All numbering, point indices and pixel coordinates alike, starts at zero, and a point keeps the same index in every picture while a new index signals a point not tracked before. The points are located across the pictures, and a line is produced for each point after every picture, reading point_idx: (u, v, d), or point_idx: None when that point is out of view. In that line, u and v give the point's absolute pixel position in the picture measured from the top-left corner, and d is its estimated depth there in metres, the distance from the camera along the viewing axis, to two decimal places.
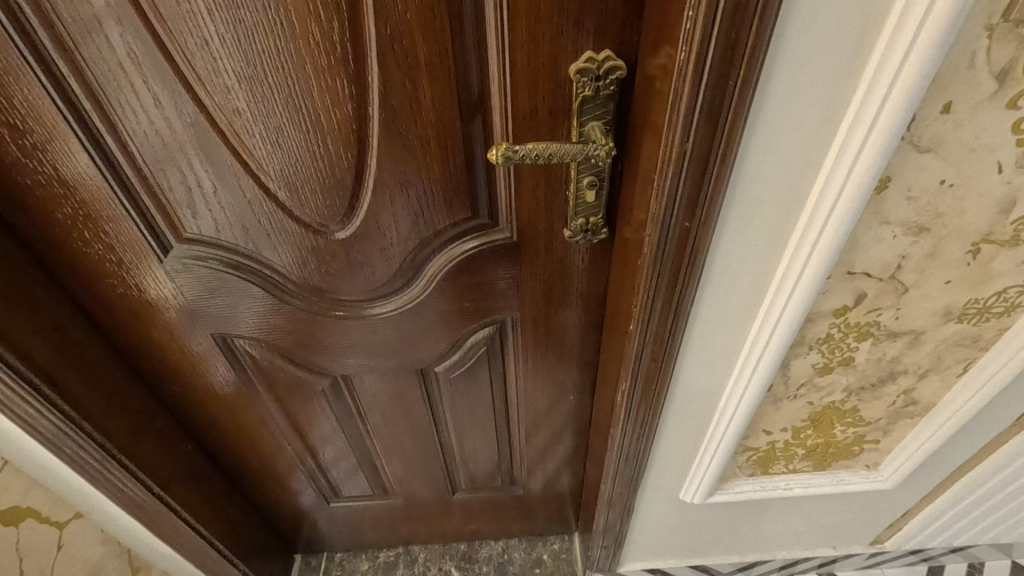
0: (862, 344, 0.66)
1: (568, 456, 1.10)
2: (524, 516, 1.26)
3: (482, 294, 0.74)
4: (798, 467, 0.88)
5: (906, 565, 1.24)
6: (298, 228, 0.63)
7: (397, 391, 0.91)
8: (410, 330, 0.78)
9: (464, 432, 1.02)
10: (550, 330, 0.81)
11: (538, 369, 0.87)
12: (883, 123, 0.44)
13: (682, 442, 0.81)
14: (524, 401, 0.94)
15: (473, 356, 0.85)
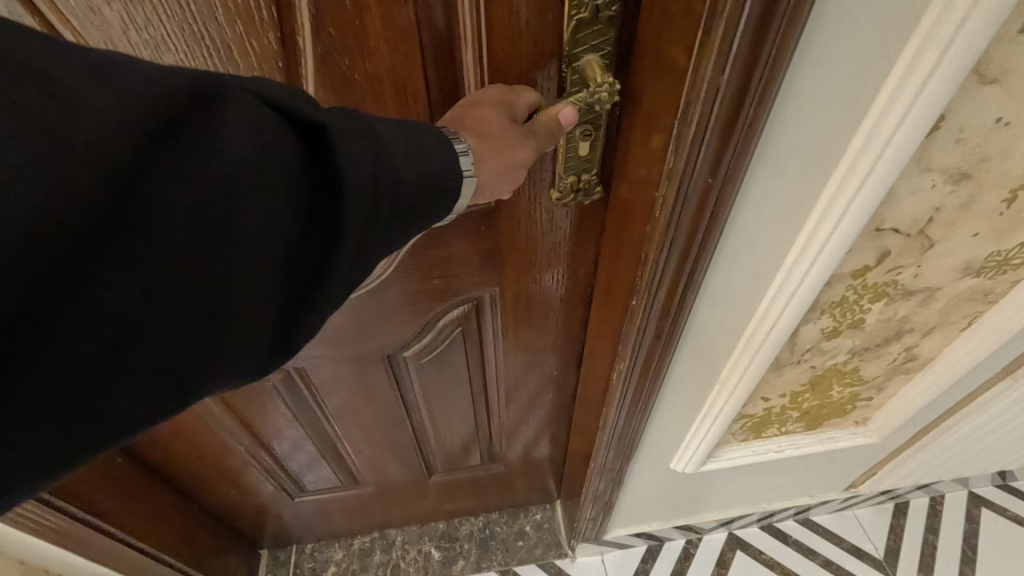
0: (875, 305, 0.61)
1: (550, 429, 1.04)
2: (504, 490, 1.21)
3: (455, 267, 0.64)
4: (790, 429, 0.85)
5: (875, 504, 1.28)
6: None
7: (361, 379, 0.81)
8: (370, 313, 0.68)
9: (438, 416, 0.94)
10: (532, 303, 0.72)
11: (519, 345, 0.79)
12: (961, 45, 0.35)
13: (677, 414, 0.75)
14: (503, 378, 0.86)
15: (447, 337, 0.76)
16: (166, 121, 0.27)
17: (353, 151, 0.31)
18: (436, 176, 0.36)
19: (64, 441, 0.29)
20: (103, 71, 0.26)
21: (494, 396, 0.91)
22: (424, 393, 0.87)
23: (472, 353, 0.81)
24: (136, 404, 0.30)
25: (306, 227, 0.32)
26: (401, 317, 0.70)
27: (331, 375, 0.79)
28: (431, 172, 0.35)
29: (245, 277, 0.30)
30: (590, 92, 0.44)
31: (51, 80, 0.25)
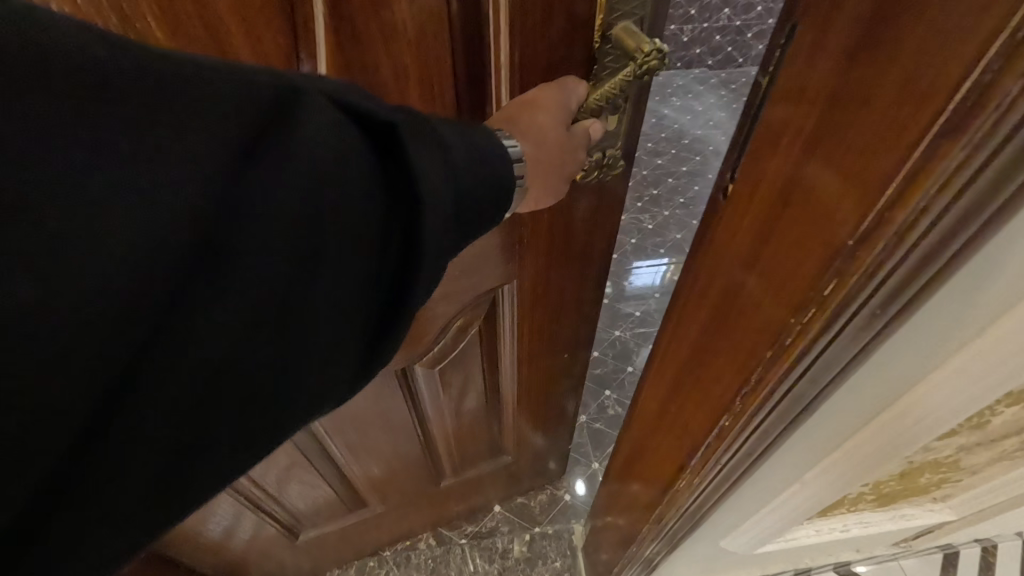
0: (1008, 409, 0.49)
1: (556, 419, 1.10)
2: (510, 482, 1.24)
3: (468, 263, 0.66)
4: (860, 508, 0.73)
5: (924, 555, 1.18)
6: None
7: (374, 399, 0.84)
8: None
9: (452, 420, 0.98)
10: (542, 294, 0.78)
11: (533, 336, 0.85)
12: None
13: (741, 506, 0.64)
14: (517, 371, 0.91)
15: (462, 339, 0.80)
16: (258, 131, 0.28)
17: (428, 164, 0.33)
18: (500, 175, 0.37)
19: (178, 456, 0.30)
20: (196, 78, 0.26)
21: (508, 382, 0.93)
22: (437, 392, 0.89)
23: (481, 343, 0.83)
24: (239, 417, 0.32)
25: (383, 247, 0.33)
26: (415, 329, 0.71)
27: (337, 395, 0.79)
28: (491, 183, 0.37)
29: (329, 298, 0.32)
30: (639, 63, 0.45)
31: (160, 116, 0.25)
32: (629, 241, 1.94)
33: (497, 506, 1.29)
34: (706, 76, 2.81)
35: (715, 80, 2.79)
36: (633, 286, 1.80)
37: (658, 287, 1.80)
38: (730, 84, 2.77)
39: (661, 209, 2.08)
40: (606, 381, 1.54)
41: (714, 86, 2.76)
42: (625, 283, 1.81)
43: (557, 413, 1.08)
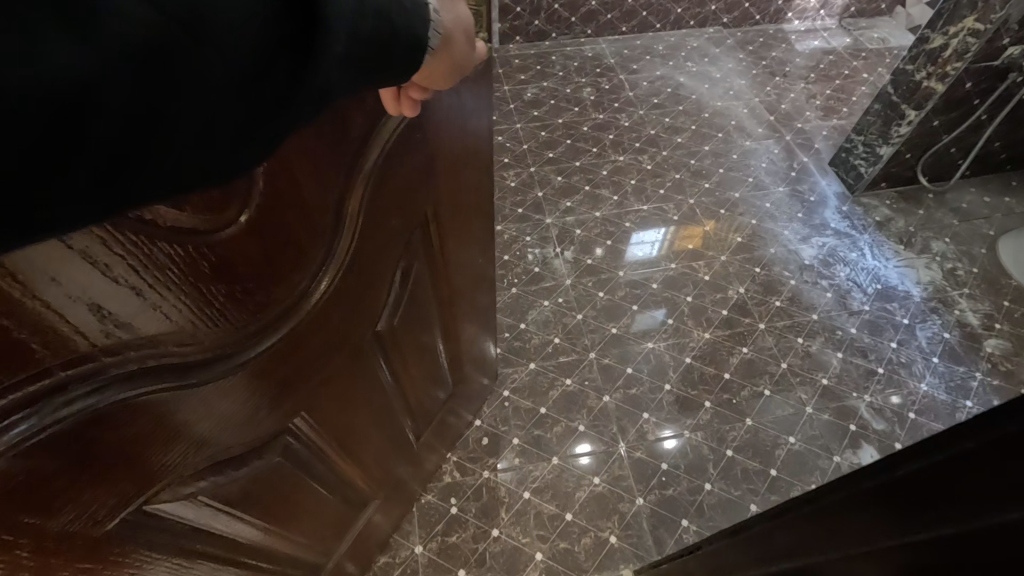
0: None
1: (485, 323, 1.24)
2: (464, 405, 1.32)
3: (396, 195, 0.76)
4: None
5: None
6: (233, 259, 0.54)
7: (361, 388, 0.88)
8: (359, 285, 0.76)
9: (419, 372, 1.06)
10: (451, 202, 0.91)
11: (455, 240, 0.98)
12: None
13: None
14: (458, 275, 1.04)
15: (412, 271, 0.89)
16: None
17: None
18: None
19: (31, 162, 0.24)
20: None
21: (443, 307, 1.04)
22: (397, 348, 0.95)
23: (419, 280, 0.92)
24: (109, 147, 0.27)
25: (283, 33, 0.32)
26: (371, 277, 0.78)
27: (322, 387, 0.78)
28: (407, 42, 0.40)
29: (210, 70, 0.29)
30: None
31: None
32: (655, 236, 1.80)
33: (539, 553, 1.20)
34: (721, 38, 2.60)
35: (732, 42, 2.58)
36: (632, 257, 1.74)
37: (689, 288, 1.66)
38: (747, 46, 2.57)
39: (687, 197, 1.92)
40: (644, 402, 1.43)
41: (730, 48, 2.55)
42: (655, 284, 1.67)
43: (485, 320, 1.23)
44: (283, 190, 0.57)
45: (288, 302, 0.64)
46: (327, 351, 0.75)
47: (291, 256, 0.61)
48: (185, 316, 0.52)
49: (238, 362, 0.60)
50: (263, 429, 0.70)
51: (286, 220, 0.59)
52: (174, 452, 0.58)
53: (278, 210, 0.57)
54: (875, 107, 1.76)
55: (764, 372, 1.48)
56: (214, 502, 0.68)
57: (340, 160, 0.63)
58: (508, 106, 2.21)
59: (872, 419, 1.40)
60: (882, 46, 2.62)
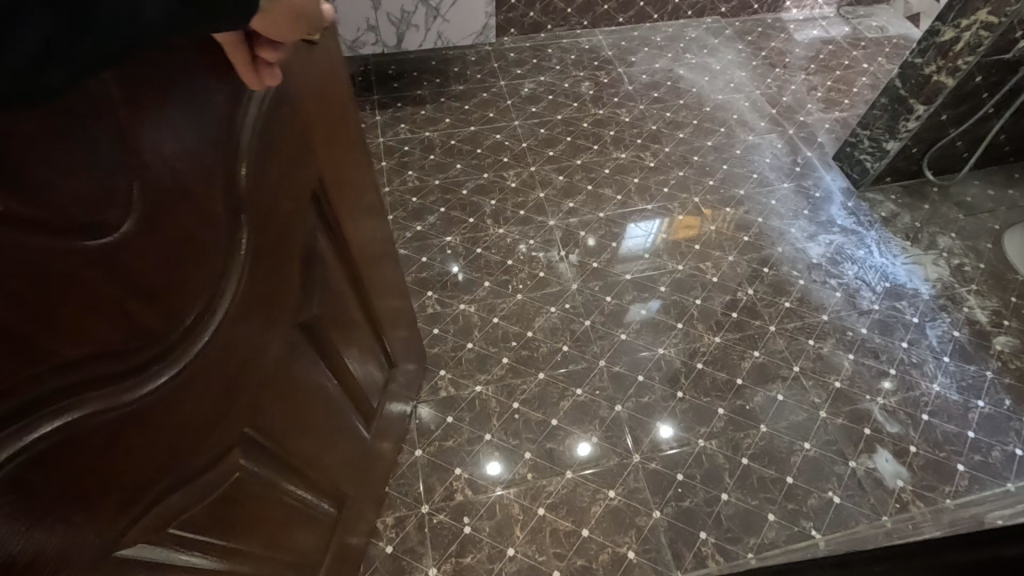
0: None
1: (400, 293, 1.19)
2: (404, 384, 1.29)
3: (286, 171, 0.70)
4: None
5: None
6: (128, 259, 0.49)
7: (302, 382, 0.83)
8: (272, 273, 0.70)
9: (354, 357, 1.01)
10: (342, 171, 0.85)
11: (357, 211, 0.93)
12: None
13: None
14: (366, 248, 0.98)
15: (321, 251, 0.83)
16: None
17: None
18: None
19: None
20: None
21: (361, 287, 0.99)
22: (328, 334, 0.89)
23: (331, 260, 0.87)
24: None
25: None
26: (281, 265, 0.72)
27: (261, 390, 0.73)
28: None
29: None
30: None
31: None
32: (661, 237, 1.76)
33: (556, 571, 1.17)
34: (720, 28, 2.55)
35: (731, 32, 2.53)
36: (625, 246, 1.73)
37: (698, 290, 1.63)
38: (746, 36, 2.52)
39: (692, 195, 1.88)
40: (657, 410, 1.40)
41: (730, 39, 2.50)
42: (662, 287, 1.63)
43: (399, 292, 1.18)
44: (168, 183, 0.52)
45: (203, 303, 0.59)
46: (255, 351, 0.70)
47: (196, 252, 0.57)
48: (92, 333, 0.48)
49: (161, 375, 0.55)
50: (211, 443, 0.66)
51: (180, 212, 0.54)
52: (117, 485, 0.54)
53: (168, 205, 0.52)
54: (883, 101, 1.73)
55: (776, 376, 1.46)
56: (178, 528, 0.65)
57: (218, 141, 0.57)
58: (505, 102, 2.14)
59: (886, 422, 1.39)
60: (881, 35, 2.57)
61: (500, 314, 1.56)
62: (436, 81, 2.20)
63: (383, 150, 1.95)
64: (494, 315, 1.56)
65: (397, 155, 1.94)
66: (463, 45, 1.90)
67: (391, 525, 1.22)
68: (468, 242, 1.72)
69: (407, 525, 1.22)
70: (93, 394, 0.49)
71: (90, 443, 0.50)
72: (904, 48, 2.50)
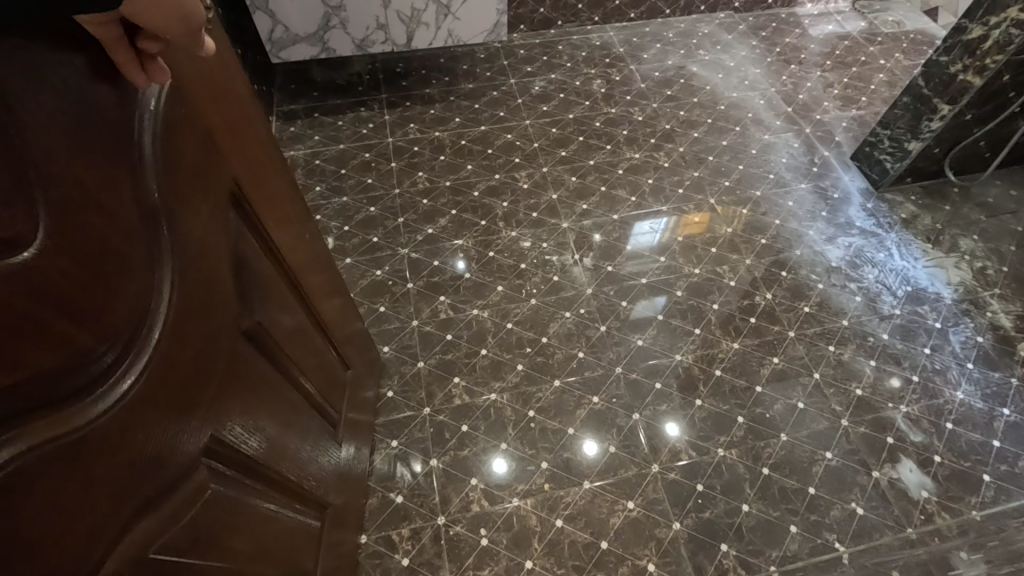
0: None
1: (342, 296, 1.12)
2: (361, 385, 1.23)
3: (200, 177, 0.62)
4: None
5: None
6: (36, 275, 0.41)
7: (263, 398, 0.76)
8: (208, 286, 0.62)
9: (308, 367, 0.93)
10: (256, 175, 0.77)
11: (281, 217, 0.85)
12: None
13: None
14: (297, 255, 0.91)
15: (255, 260, 0.75)
16: None
17: None
18: None
19: None
20: None
21: (302, 294, 0.92)
22: (277, 346, 0.81)
23: (267, 268, 0.79)
24: None
25: None
26: (217, 275, 0.64)
27: (221, 407, 0.65)
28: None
29: None
30: None
31: None
32: (677, 240, 1.73)
33: None
34: (733, 23, 2.50)
35: (744, 27, 2.48)
36: (634, 245, 1.71)
37: (715, 294, 1.60)
38: (760, 31, 2.47)
39: (707, 196, 1.85)
40: (673, 417, 1.37)
41: (743, 34, 2.45)
42: (679, 292, 1.60)
43: (338, 296, 1.11)
44: (68, 187, 0.44)
45: (138, 318, 0.51)
46: (206, 367, 0.62)
47: (117, 264, 0.49)
48: (12, 361, 0.39)
49: (107, 400, 0.47)
50: (182, 467, 0.58)
51: (89, 221, 0.46)
52: (84, 524, 0.45)
53: (74, 212, 0.44)
54: (904, 100, 1.69)
55: (797, 383, 1.43)
56: (171, 562, 0.57)
57: (118, 140, 0.49)
58: (515, 100, 2.11)
59: (910, 431, 1.36)
60: (897, 30, 2.52)
61: (514, 320, 1.53)
62: (444, 79, 2.16)
63: (392, 150, 1.92)
64: (507, 320, 1.53)
65: (406, 155, 1.91)
66: (473, 43, 1.86)
67: (406, 537, 1.20)
68: (480, 245, 1.69)
69: (422, 537, 1.20)
70: (29, 426, 0.41)
71: (41, 481, 0.41)
72: (921, 44, 2.45)
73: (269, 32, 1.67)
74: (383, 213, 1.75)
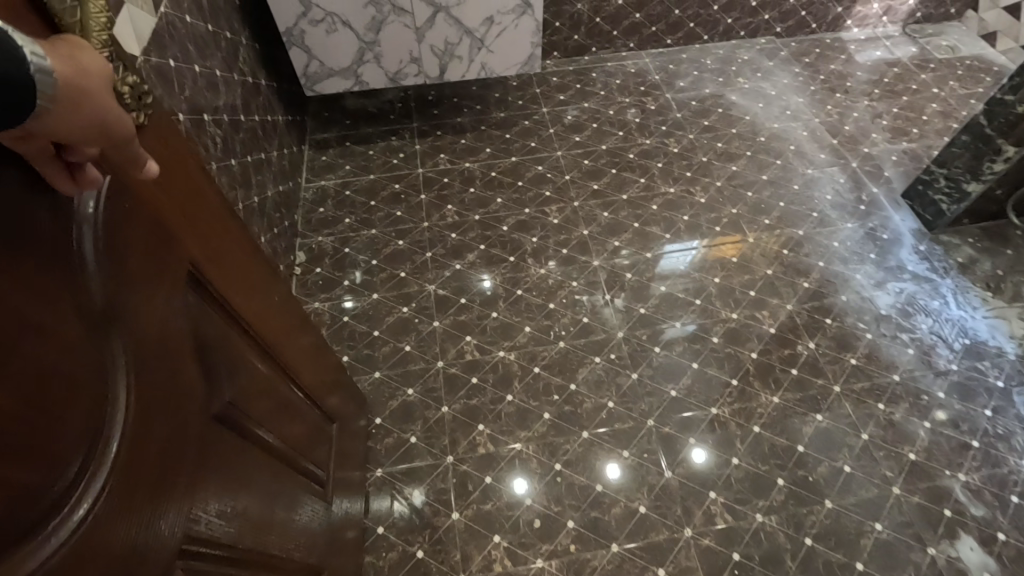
0: None
1: (322, 350, 1.10)
2: (351, 434, 1.21)
3: (154, 270, 0.60)
4: None
5: None
6: None
7: (240, 478, 0.73)
8: (170, 380, 0.60)
9: (289, 433, 0.91)
10: (221, 251, 0.75)
11: (251, 288, 0.82)
12: None
13: None
14: (271, 321, 0.88)
15: (223, 339, 0.73)
16: None
17: None
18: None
19: None
20: None
21: (277, 360, 0.90)
22: (253, 421, 0.79)
23: (237, 344, 0.77)
24: None
25: None
26: (180, 367, 0.62)
27: (195, 500, 0.62)
28: None
29: None
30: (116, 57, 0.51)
31: None
32: (714, 281, 1.65)
33: None
34: (775, 49, 2.42)
35: (786, 54, 2.39)
36: (663, 263, 1.70)
37: (754, 342, 1.52)
38: (803, 58, 2.38)
39: (746, 234, 1.77)
40: (700, 442, 1.35)
41: (785, 61, 2.36)
42: (715, 338, 1.53)
43: (320, 351, 1.08)
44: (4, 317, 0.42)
45: (91, 433, 0.49)
46: (175, 463, 0.59)
47: (63, 385, 0.46)
48: None
49: (65, 526, 0.45)
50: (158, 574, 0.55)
51: (30, 346, 0.43)
52: None
53: (13, 340, 0.42)
54: (963, 139, 1.60)
55: (843, 445, 1.34)
56: None
57: (54, 256, 0.47)
58: (547, 130, 2.07)
59: (970, 504, 1.25)
60: (951, 55, 2.39)
61: (542, 364, 1.48)
62: (475, 108, 2.14)
63: (422, 182, 1.91)
64: (535, 364, 1.48)
65: (436, 187, 1.89)
66: (506, 75, 1.83)
67: None
68: (509, 282, 1.65)
69: None
70: None
71: None
72: (978, 71, 2.31)
73: (304, 66, 1.68)
74: (412, 247, 1.73)
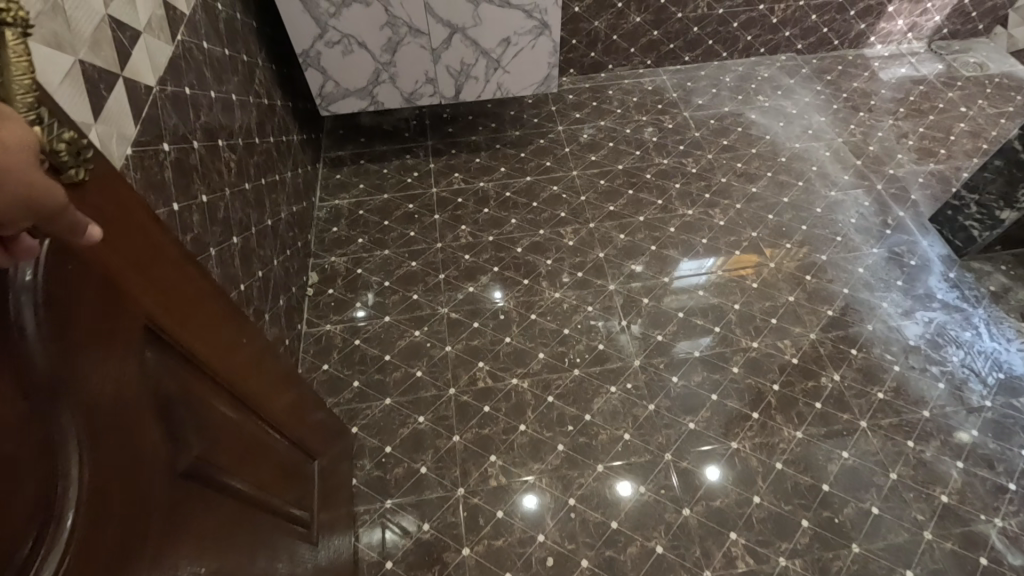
0: None
1: (299, 387, 1.08)
2: (332, 470, 1.19)
3: (105, 333, 0.58)
4: None
5: None
6: None
7: (215, 535, 0.70)
8: (127, 446, 0.58)
9: (264, 479, 0.88)
10: (187, 301, 0.73)
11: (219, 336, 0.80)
12: None
13: None
14: (241, 366, 0.86)
15: (188, 393, 0.71)
16: None
17: None
18: None
19: None
20: None
21: (249, 406, 0.87)
22: (226, 473, 0.76)
23: (204, 395, 0.74)
24: None
25: None
26: (138, 431, 0.60)
27: (166, 565, 0.60)
28: None
29: None
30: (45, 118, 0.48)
31: None
32: (733, 307, 1.61)
33: None
34: (796, 66, 2.37)
35: (807, 71, 2.35)
36: (679, 280, 1.67)
37: (775, 373, 1.47)
38: (825, 75, 2.33)
39: (767, 258, 1.72)
40: (714, 460, 1.33)
41: (806, 78, 2.32)
42: (734, 368, 1.48)
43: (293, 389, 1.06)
44: None
45: (37, 514, 0.47)
46: (141, 531, 0.57)
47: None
48: None
49: None
50: None
51: None
52: None
53: None
54: (996, 164, 1.55)
55: (870, 485, 1.28)
56: None
57: None
58: (562, 149, 2.05)
59: (1007, 551, 1.19)
60: (980, 73, 2.32)
61: (556, 393, 1.45)
62: (490, 126, 2.13)
63: (436, 202, 1.89)
64: (549, 393, 1.45)
65: (450, 207, 1.87)
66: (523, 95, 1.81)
67: None
68: (523, 306, 1.62)
69: None
70: None
71: None
72: (1008, 89, 2.25)
73: (319, 87, 1.67)
74: (425, 269, 1.71)
